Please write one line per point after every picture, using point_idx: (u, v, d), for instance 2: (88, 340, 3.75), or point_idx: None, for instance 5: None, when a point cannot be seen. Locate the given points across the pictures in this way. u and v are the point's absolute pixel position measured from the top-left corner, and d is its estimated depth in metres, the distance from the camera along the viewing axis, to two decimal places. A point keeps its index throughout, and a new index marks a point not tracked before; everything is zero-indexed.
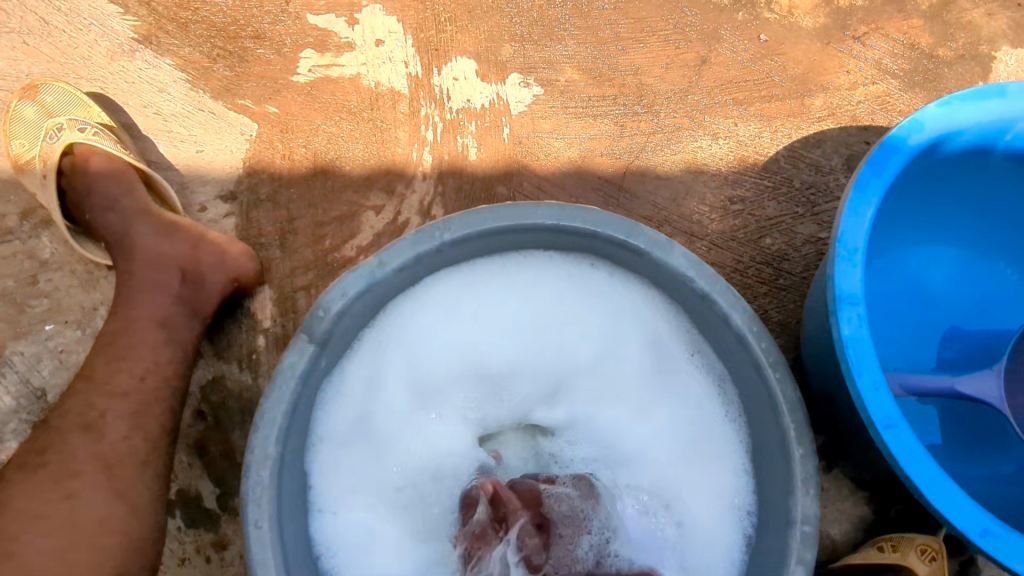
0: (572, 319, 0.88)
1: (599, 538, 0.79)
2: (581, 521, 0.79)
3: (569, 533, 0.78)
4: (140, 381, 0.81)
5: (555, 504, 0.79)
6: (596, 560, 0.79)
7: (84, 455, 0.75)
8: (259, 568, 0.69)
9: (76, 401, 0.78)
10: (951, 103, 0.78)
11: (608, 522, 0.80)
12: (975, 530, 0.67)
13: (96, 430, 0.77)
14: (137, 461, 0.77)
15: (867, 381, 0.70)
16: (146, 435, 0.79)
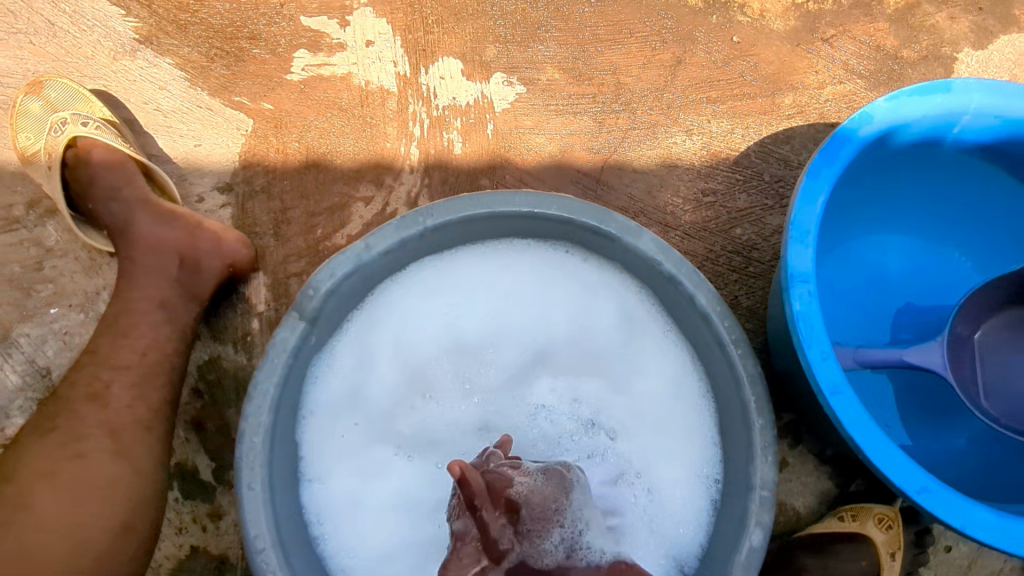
0: (549, 302, 0.94)
1: (574, 530, 0.67)
2: (555, 513, 0.66)
3: (541, 526, 0.64)
4: (142, 356, 0.86)
5: (531, 500, 0.65)
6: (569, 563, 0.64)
7: (91, 421, 0.79)
8: (251, 526, 0.74)
9: (83, 373, 0.83)
10: (899, 98, 0.84)
11: (578, 500, 0.72)
12: (913, 487, 0.72)
13: (101, 399, 0.81)
14: (140, 429, 0.82)
15: (816, 351, 0.76)
16: (148, 405, 0.83)
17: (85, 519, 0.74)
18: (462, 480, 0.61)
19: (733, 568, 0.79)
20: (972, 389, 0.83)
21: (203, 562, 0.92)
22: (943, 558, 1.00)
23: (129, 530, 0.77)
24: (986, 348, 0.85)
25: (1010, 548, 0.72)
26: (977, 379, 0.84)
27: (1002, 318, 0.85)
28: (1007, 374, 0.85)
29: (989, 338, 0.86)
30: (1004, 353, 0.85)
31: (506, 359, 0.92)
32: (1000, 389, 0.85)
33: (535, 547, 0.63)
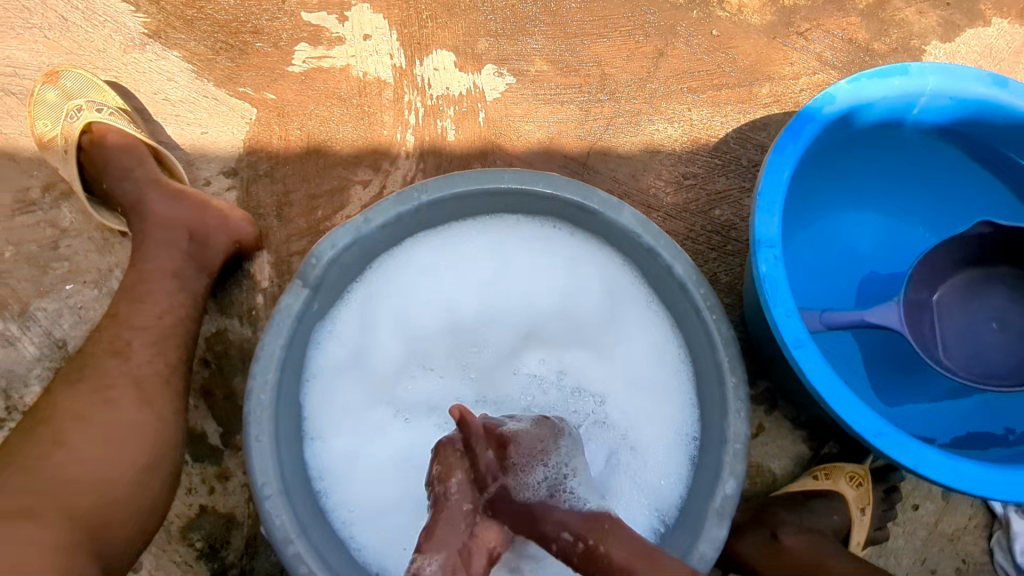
0: (538, 276, 1.00)
1: (557, 471, 0.80)
2: (540, 454, 0.80)
3: (524, 465, 0.79)
4: (159, 319, 0.88)
5: (520, 442, 0.80)
6: (550, 493, 0.79)
7: (116, 373, 0.80)
8: (259, 474, 0.79)
9: (106, 332, 0.85)
10: (860, 80, 0.91)
11: (563, 459, 0.82)
12: (868, 431, 0.79)
13: (124, 354, 0.83)
14: (161, 380, 0.83)
15: (781, 308, 0.82)
16: (166, 362, 0.85)
17: (115, 458, 0.73)
18: (461, 422, 0.76)
19: (708, 516, 0.84)
20: (932, 346, 0.89)
21: (211, 520, 0.97)
22: (912, 516, 1.07)
23: (155, 468, 0.76)
24: (942, 309, 0.92)
25: (959, 485, 0.79)
26: (935, 337, 0.90)
27: (959, 280, 0.91)
28: (962, 332, 0.92)
29: (946, 299, 0.92)
30: (960, 313, 0.92)
31: (497, 329, 0.98)
32: (958, 343, 0.91)
33: (519, 478, 0.79)
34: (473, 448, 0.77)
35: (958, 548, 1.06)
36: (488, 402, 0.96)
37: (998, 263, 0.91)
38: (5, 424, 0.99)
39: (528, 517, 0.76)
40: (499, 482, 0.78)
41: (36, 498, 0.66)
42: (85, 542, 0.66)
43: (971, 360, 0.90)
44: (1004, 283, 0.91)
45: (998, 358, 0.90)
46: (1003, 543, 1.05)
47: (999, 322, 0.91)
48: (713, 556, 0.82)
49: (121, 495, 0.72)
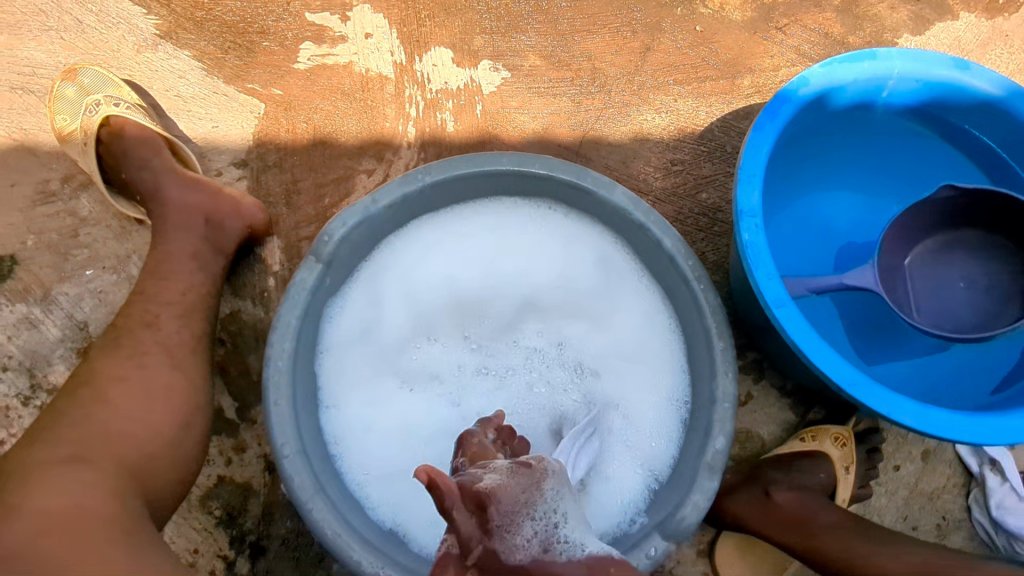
0: (536, 253, 1.06)
1: (547, 523, 0.61)
2: (524, 504, 0.61)
3: (510, 523, 0.59)
4: (183, 295, 0.94)
5: (503, 485, 0.62)
6: (544, 553, 0.58)
7: (148, 341, 0.87)
8: (278, 435, 0.84)
9: (134, 306, 0.91)
10: (832, 64, 0.97)
11: (550, 501, 0.64)
12: (844, 380, 0.84)
13: (154, 325, 0.89)
14: (189, 349, 0.89)
15: (762, 271, 0.88)
16: (192, 332, 0.91)
17: (151, 415, 0.80)
18: (430, 488, 0.58)
19: (699, 471, 0.89)
20: (907, 307, 0.97)
21: (229, 489, 1.02)
22: (893, 476, 1.14)
23: (188, 425, 0.83)
24: (914, 272, 1.00)
25: (933, 431, 0.83)
26: (909, 298, 0.99)
27: (927, 245, 1.00)
28: (934, 292, 1.00)
29: (917, 263, 1.01)
30: (930, 275, 1.01)
31: (499, 304, 1.04)
32: (931, 305, 1.00)
33: (505, 542, 0.58)
34: (447, 512, 0.58)
35: (938, 506, 1.13)
36: (492, 373, 1.02)
37: (963, 228, 0.99)
38: (32, 402, 1.04)
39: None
40: (483, 557, 0.57)
41: (86, 448, 0.73)
42: (133, 486, 0.73)
43: (942, 316, 0.99)
44: (969, 246, 1.00)
45: (967, 314, 0.98)
46: (980, 500, 1.11)
47: (967, 281, 0.99)
48: (705, 507, 0.88)
49: (158, 449, 0.79)
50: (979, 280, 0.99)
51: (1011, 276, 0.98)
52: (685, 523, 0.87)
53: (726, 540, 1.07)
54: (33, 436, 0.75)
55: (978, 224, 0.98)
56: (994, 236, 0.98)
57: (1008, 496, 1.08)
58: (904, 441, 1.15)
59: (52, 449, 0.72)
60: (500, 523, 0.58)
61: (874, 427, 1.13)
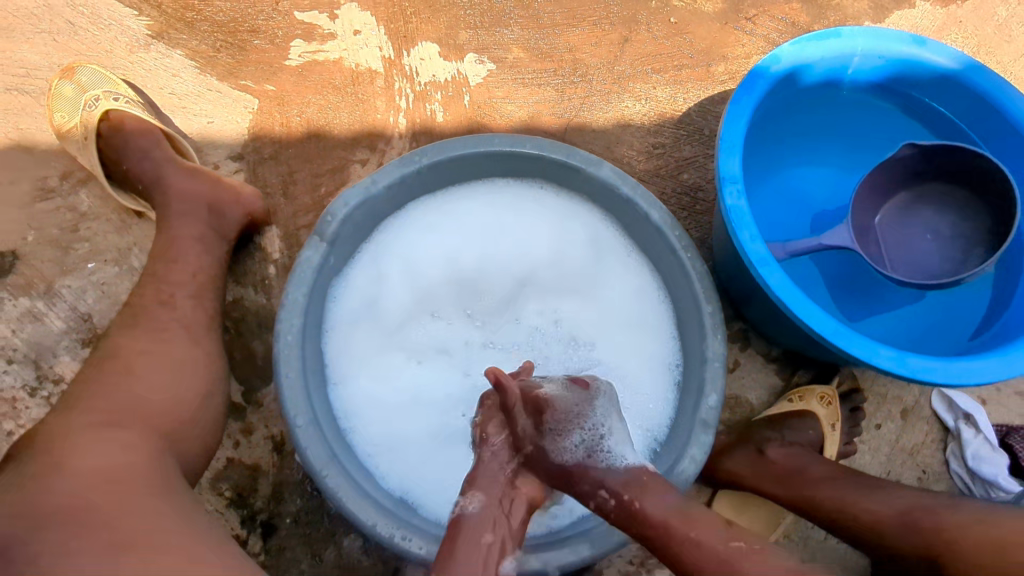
0: (531, 231, 1.10)
1: (592, 435, 0.84)
2: (576, 418, 0.84)
3: (562, 429, 0.83)
4: (193, 277, 0.98)
5: (558, 405, 0.83)
6: (587, 454, 0.83)
7: (166, 319, 0.91)
8: (291, 407, 0.87)
9: (147, 287, 0.95)
10: (801, 42, 1.04)
11: (599, 420, 0.85)
12: (827, 330, 0.89)
13: (170, 304, 0.93)
14: (204, 327, 0.94)
15: (746, 233, 0.93)
16: (205, 311, 0.96)
17: (175, 385, 0.84)
18: (496, 384, 0.82)
19: (694, 426, 0.94)
20: (879, 260, 1.06)
21: (237, 471, 1.05)
22: (875, 434, 1.20)
23: (209, 396, 0.87)
24: (884, 231, 1.09)
25: (910, 374, 0.89)
26: (880, 253, 1.07)
27: (893, 203, 1.08)
28: (903, 246, 1.08)
29: (886, 222, 1.09)
30: (898, 230, 1.09)
31: (497, 280, 1.08)
32: (902, 259, 1.08)
33: (556, 444, 0.84)
34: (510, 413, 0.83)
35: (918, 460, 1.19)
36: (493, 345, 1.05)
37: (923, 183, 1.07)
38: (39, 393, 1.06)
39: (566, 477, 0.83)
40: (537, 449, 0.85)
41: (119, 413, 0.77)
42: (165, 448, 0.77)
43: (912, 267, 1.07)
44: (931, 200, 1.08)
45: (935, 263, 1.07)
46: (957, 452, 1.18)
47: (933, 233, 1.07)
48: (701, 459, 0.92)
49: (185, 416, 0.83)
50: (944, 231, 1.07)
51: (974, 225, 1.05)
52: (683, 476, 0.91)
53: (721, 498, 1.12)
54: (62, 406, 0.78)
55: (939, 180, 1.06)
56: (954, 187, 1.06)
57: (982, 447, 1.16)
58: (884, 401, 1.22)
59: (89, 415, 0.76)
60: (552, 428, 0.83)
61: (857, 386, 1.18)
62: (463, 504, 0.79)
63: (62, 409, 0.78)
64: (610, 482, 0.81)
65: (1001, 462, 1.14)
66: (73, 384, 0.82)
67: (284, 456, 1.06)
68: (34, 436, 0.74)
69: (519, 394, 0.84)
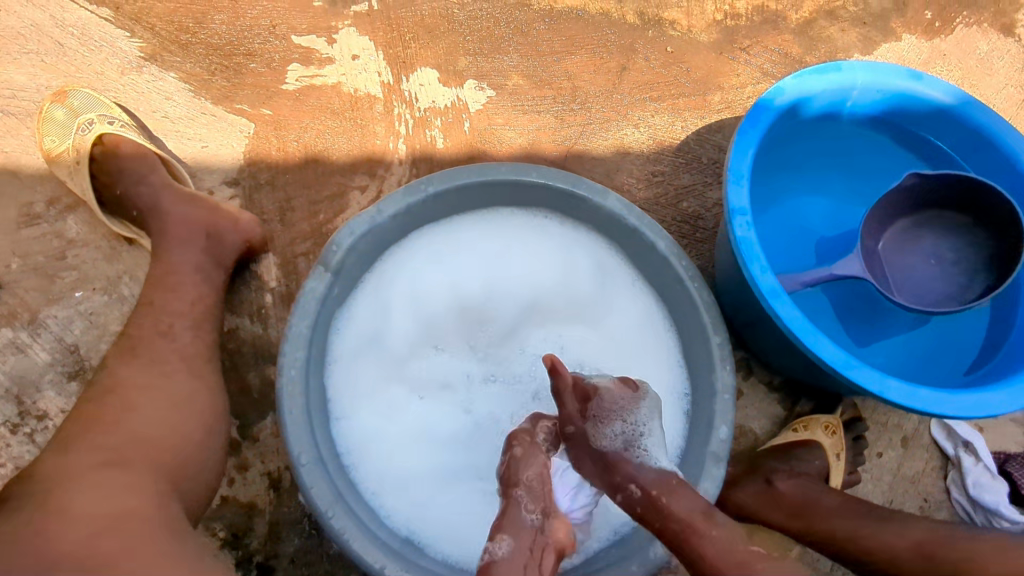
0: (535, 260, 1.08)
1: (633, 429, 0.88)
2: (620, 412, 0.88)
3: (604, 419, 0.89)
4: (192, 305, 0.95)
5: (604, 396, 0.89)
6: (624, 446, 0.88)
7: (166, 352, 0.88)
8: (295, 445, 0.85)
9: (145, 317, 0.91)
10: (803, 76, 1.05)
11: (642, 419, 0.89)
12: (840, 363, 0.89)
13: (170, 335, 0.90)
14: (205, 359, 0.91)
15: (756, 265, 0.93)
16: (206, 342, 0.93)
17: (178, 421, 0.81)
18: (552, 369, 0.89)
19: (704, 459, 0.93)
20: (885, 286, 1.07)
21: (232, 510, 1.01)
22: (877, 462, 1.20)
23: (212, 432, 0.84)
24: (887, 258, 1.09)
25: (922, 406, 0.88)
26: (886, 280, 1.08)
27: (897, 228, 1.09)
28: (907, 271, 1.09)
29: (888, 249, 1.10)
30: (902, 256, 1.10)
31: (501, 310, 1.06)
32: (906, 285, 1.09)
33: (598, 429, 0.89)
34: (560, 396, 0.90)
35: (920, 488, 1.19)
36: (498, 378, 1.03)
37: (924, 209, 1.08)
38: (21, 429, 1.02)
39: (603, 465, 0.88)
40: (578, 431, 0.90)
41: (120, 453, 0.74)
42: (170, 489, 0.73)
43: (916, 292, 1.08)
44: (934, 226, 1.09)
45: (940, 288, 1.08)
46: (958, 481, 1.18)
47: (936, 258, 1.09)
48: (713, 494, 0.91)
49: (187, 451, 0.79)
50: (946, 256, 1.08)
51: (975, 250, 1.06)
52: None
53: None
54: (60, 444, 0.75)
55: (938, 206, 1.08)
56: (952, 213, 1.08)
57: (982, 475, 1.16)
58: (884, 429, 1.22)
59: (90, 455, 0.72)
60: (595, 414, 0.89)
61: (858, 415, 1.18)
62: (494, 548, 0.81)
63: (59, 448, 0.74)
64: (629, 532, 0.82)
65: (1003, 491, 1.14)
66: (67, 422, 0.79)
67: (281, 493, 1.02)
68: (30, 479, 0.70)
69: (572, 380, 0.90)
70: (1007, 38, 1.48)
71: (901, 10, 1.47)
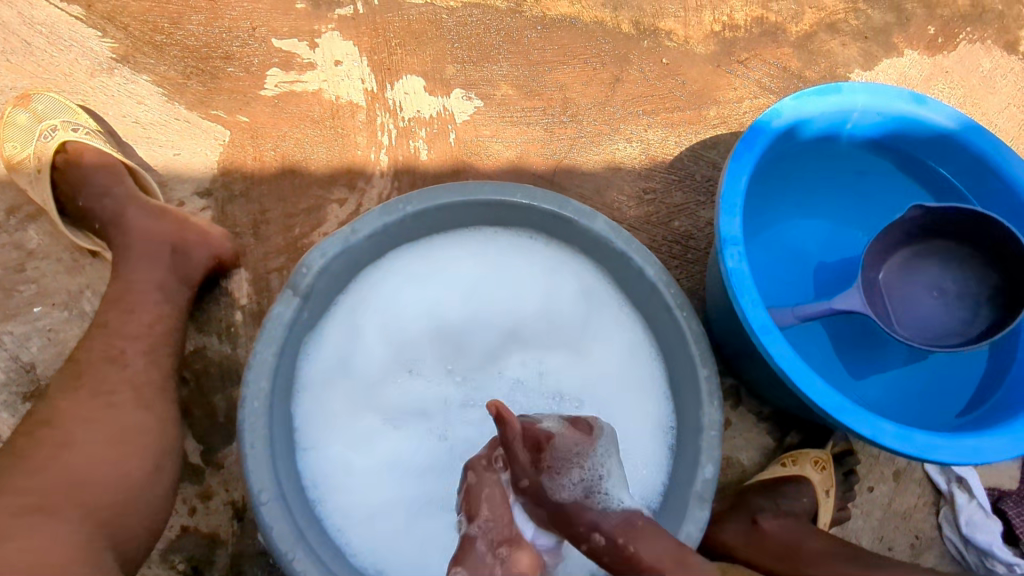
0: (518, 283, 1.03)
1: (592, 475, 0.81)
2: (576, 459, 0.81)
3: (560, 469, 0.80)
4: (149, 327, 0.92)
5: (558, 443, 0.81)
6: (585, 494, 0.80)
7: (115, 380, 0.86)
8: (255, 481, 0.80)
9: (96, 340, 0.90)
10: (802, 97, 1.00)
11: (599, 460, 0.82)
12: (831, 406, 0.85)
13: (120, 361, 0.88)
14: (157, 387, 0.89)
15: (747, 299, 0.89)
16: (160, 368, 0.91)
17: (119, 459, 0.80)
18: (498, 418, 0.77)
19: (689, 500, 0.88)
20: (888, 320, 1.02)
21: (193, 541, 1.00)
22: (868, 497, 1.16)
23: (159, 471, 0.83)
24: (888, 288, 1.05)
25: (915, 452, 0.84)
26: (887, 313, 1.03)
27: (898, 258, 1.05)
28: (908, 303, 1.05)
29: (889, 279, 1.05)
30: (903, 287, 1.05)
31: (481, 336, 1.01)
32: (908, 318, 1.04)
33: (554, 480, 0.81)
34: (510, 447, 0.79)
35: (911, 525, 1.15)
36: (475, 407, 0.98)
37: (926, 239, 1.04)
38: None
39: (562, 517, 0.80)
40: (534, 485, 0.81)
41: (56, 494, 0.74)
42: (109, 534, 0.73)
43: (918, 325, 1.03)
44: (937, 256, 1.05)
45: (941, 321, 1.03)
46: (950, 519, 1.14)
47: (938, 290, 1.04)
48: (697, 538, 0.86)
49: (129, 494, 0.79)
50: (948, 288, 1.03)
51: (977, 283, 1.02)
52: None
53: None
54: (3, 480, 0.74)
55: (939, 236, 1.04)
56: (955, 243, 1.03)
57: (976, 513, 1.12)
58: (876, 462, 1.17)
59: (19, 499, 0.71)
60: (551, 466, 0.80)
61: (850, 449, 1.14)
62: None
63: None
64: (605, 526, 0.78)
65: (996, 529, 1.10)
66: (4, 456, 0.78)
67: (244, 524, 1.01)
68: None
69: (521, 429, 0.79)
70: (1011, 56, 1.43)
71: (904, 25, 1.42)
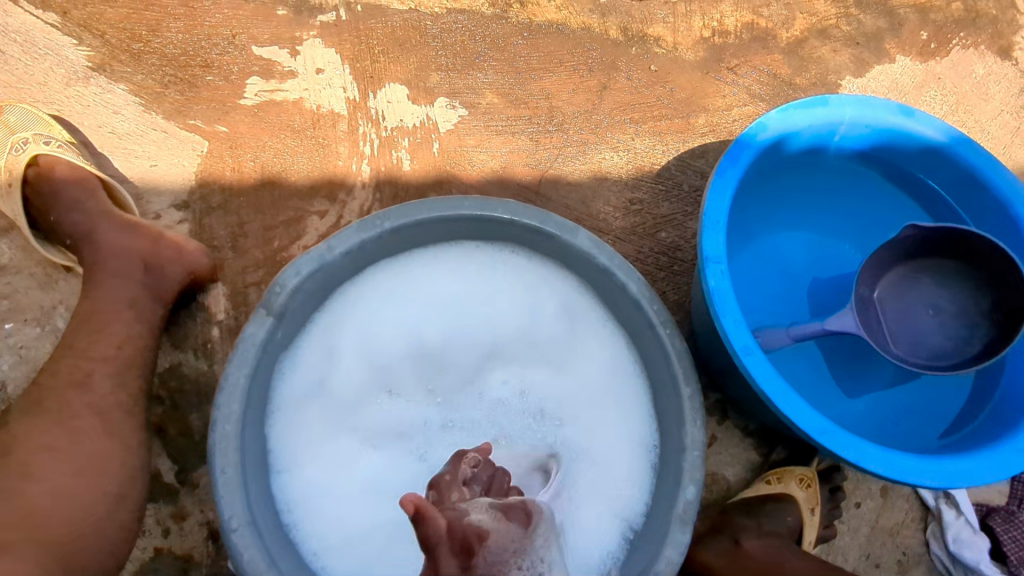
0: (499, 298, 1.01)
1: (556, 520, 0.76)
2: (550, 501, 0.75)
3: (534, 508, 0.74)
4: (117, 350, 0.92)
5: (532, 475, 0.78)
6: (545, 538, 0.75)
7: (79, 405, 0.87)
8: (225, 507, 0.79)
9: (64, 364, 0.90)
10: (788, 110, 0.98)
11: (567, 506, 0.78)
12: (814, 429, 0.83)
13: (86, 385, 0.88)
14: (125, 409, 0.90)
15: (730, 318, 0.87)
16: (128, 392, 0.91)
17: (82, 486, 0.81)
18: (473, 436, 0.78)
19: (671, 522, 0.86)
20: (880, 339, 1.01)
21: (167, 562, 1.00)
22: (854, 513, 1.14)
23: (122, 498, 0.84)
24: (883, 305, 1.03)
25: (898, 476, 0.83)
26: (882, 330, 1.02)
27: (891, 277, 1.03)
28: (903, 321, 1.03)
29: (885, 296, 1.04)
30: (899, 304, 1.03)
31: (461, 352, 0.99)
32: (903, 336, 1.03)
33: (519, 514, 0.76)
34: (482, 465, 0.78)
35: (898, 542, 1.14)
36: (455, 427, 0.97)
37: (917, 257, 1.03)
38: None
39: None
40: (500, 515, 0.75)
41: None
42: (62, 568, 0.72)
43: (912, 343, 1.02)
44: (929, 274, 1.03)
45: (937, 340, 1.02)
46: (938, 535, 1.13)
47: (935, 309, 1.02)
48: (678, 561, 0.85)
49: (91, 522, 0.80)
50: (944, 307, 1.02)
51: (974, 302, 1.00)
52: None
53: None
54: None
55: (934, 253, 1.02)
56: (952, 262, 1.01)
57: (963, 529, 1.10)
58: (864, 478, 1.16)
59: None
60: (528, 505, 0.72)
61: (836, 465, 1.14)
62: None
63: None
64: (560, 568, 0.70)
65: (983, 547, 1.09)
66: None
67: (219, 546, 1.01)
68: None
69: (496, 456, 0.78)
70: (1005, 62, 1.42)
71: (896, 30, 1.40)
